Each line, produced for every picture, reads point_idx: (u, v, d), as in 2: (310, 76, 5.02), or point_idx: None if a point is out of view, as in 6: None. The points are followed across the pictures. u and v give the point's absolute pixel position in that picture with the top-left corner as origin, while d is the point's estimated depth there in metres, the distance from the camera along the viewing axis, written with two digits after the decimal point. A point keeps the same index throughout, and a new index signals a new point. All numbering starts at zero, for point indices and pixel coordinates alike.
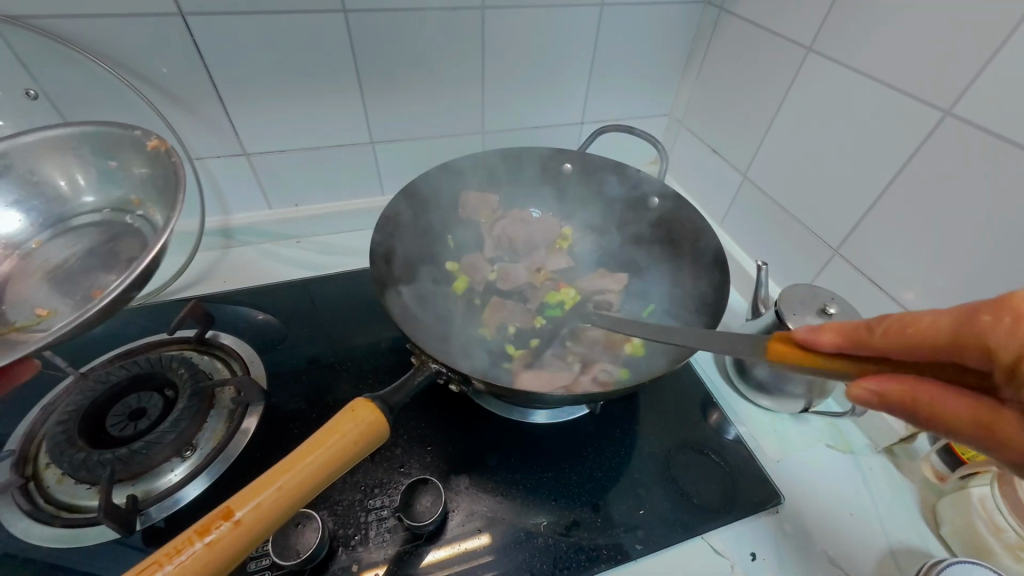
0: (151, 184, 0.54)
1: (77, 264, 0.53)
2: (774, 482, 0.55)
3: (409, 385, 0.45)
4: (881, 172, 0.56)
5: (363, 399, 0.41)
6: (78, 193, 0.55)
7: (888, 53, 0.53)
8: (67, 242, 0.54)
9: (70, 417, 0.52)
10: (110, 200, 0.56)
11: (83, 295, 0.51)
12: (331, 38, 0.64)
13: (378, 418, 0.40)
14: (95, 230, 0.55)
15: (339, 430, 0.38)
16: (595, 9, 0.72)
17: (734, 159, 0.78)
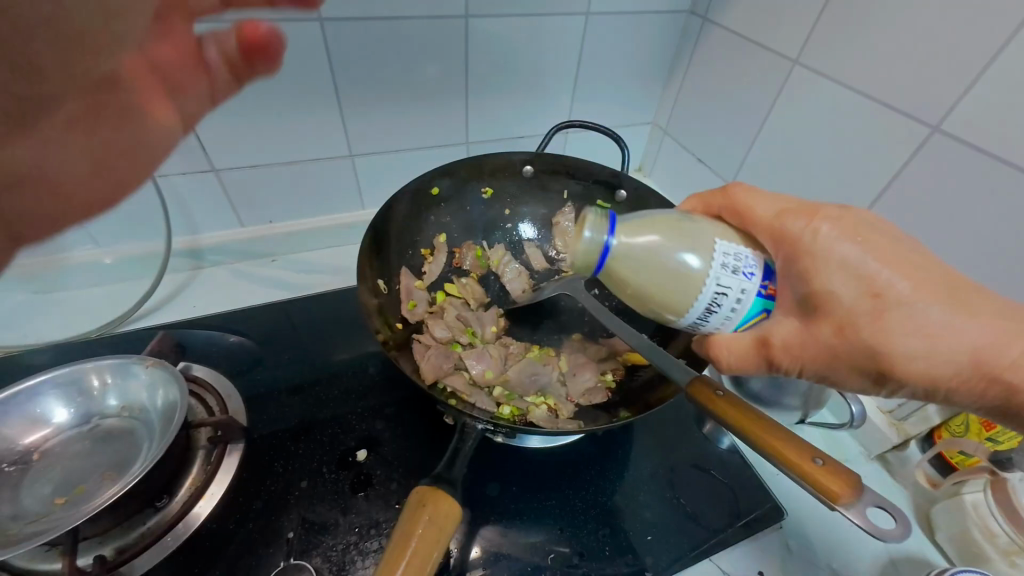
0: (160, 388, 0.52)
1: (70, 465, 0.49)
2: (775, 495, 0.55)
3: (462, 453, 0.43)
4: (869, 185, 0.57)
5: (433, 487, 0.38)
6: (104, 393, 0.53)
7: (874, 67, 0.53)
8: (86, 442, 0.51)
9: None
10: (129, 405, 0.53)
11: (92, 483, 0.48)
12: (306, 47, 0.60)
13: (452, 510, 0.37)
14: (115, 434, 0.51)
15: (418, 527, 0.35)
16: (580, 17, 0.70)
17: (720, 168, 0.78)
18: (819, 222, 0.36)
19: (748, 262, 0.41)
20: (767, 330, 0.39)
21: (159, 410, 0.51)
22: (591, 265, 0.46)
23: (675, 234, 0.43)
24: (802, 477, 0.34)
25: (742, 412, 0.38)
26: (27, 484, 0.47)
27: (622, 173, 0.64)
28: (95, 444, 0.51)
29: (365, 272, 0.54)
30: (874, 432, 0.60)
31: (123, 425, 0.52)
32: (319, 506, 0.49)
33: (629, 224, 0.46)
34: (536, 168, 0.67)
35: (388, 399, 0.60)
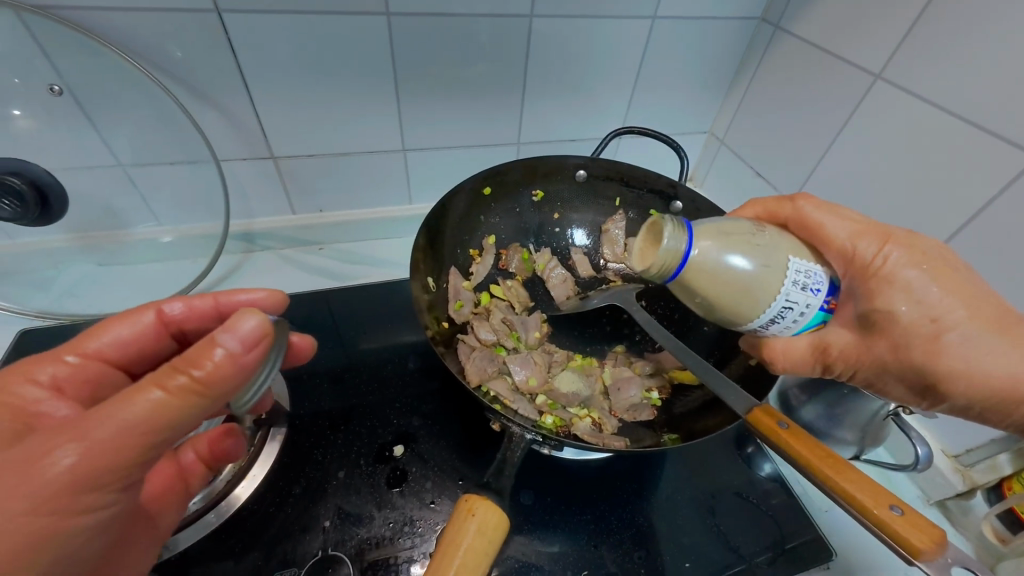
0: None
1: None
2: (824, 535, 0.52)
3: (510, 463, 0.43)
4: (952, 213, 0.52)
5: (483, 497, 0.38)
6: None
7: (968, 86, 0.49)
8: None
9: None
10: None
11: None
12: (373, 42, 0.60)
13: (501, 522, 0.37)
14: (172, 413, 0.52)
15: (466, 534, 0.35)
16: (646, 21, 0.68)
17: (780, 184, 0.75)
18: (891, 248, 0.37)
19: (818, 277, 0.39)
20: (824, 337, 0.39)
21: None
22: (664, 273, 0.41)
23: (749, 244, 0.40)
24: (877, 525, 0.32)
25: (814, 451, 0.35)
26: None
27: (679, 184, 0.62)
28: None
29: (416, 266, 0.54)
30: (934, 476, 0.56)
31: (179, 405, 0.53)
32: (355, 498, 0.50)
33: (707, 228, 0.41)
34: (590, 173, 0.65)
35: (426, 395, 0.60)
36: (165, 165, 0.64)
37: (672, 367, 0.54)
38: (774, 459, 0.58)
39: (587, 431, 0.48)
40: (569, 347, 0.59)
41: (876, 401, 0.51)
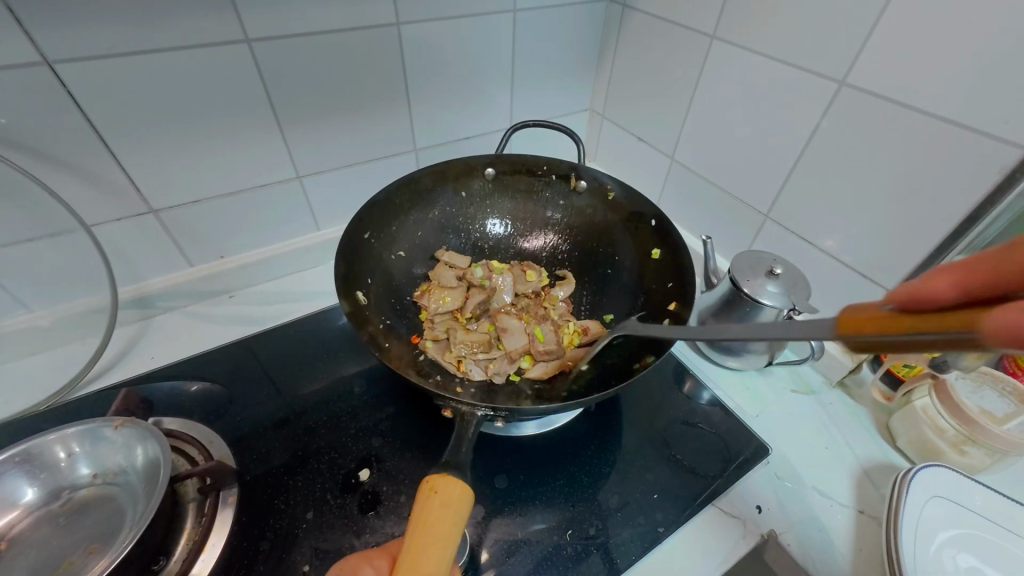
0: (131, 447, 0.49)
1: (48, 548, 0.45)
2: (758, 436, 0.60)
3: (465, 438, 0.42)
4: (794, 140, 0.62)
5: (442, 474, 0.38)
6: (73, 465, 0.49)
7: (782, 34, 0.59)
8: (54, 521, 0.47)
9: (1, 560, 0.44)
10: (107, 473, 0.49)
11: (73, 562, 0.44)
12: (237, 72, 0.58)
13: (464, 493, 0.37)
14: (93, 507, 0.47)
15: (432, 513, 0.36)
16: (509, 15, 0.72)
17: (658, 144, 0.82)
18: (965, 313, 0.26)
19: None
20: None
21: (141, 469, 0.48)
22: None
23: None
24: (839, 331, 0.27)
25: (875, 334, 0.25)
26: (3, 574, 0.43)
27: (579, 165, 0.67)
28: (69, 523, 0.47)
29: (344, 289, 0.53)
30: (831, 363, 0.66)
31: (100, 495, 0.48)
32: (330, 534, 0.48)
33: None
34: (497, 169, 0.70)
35: (382, 414, 0.59)
36: (23, 243, 0.57)
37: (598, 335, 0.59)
38: (708, 385, 0.66)
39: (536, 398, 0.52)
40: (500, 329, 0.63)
41: (770, 310, 0.58)
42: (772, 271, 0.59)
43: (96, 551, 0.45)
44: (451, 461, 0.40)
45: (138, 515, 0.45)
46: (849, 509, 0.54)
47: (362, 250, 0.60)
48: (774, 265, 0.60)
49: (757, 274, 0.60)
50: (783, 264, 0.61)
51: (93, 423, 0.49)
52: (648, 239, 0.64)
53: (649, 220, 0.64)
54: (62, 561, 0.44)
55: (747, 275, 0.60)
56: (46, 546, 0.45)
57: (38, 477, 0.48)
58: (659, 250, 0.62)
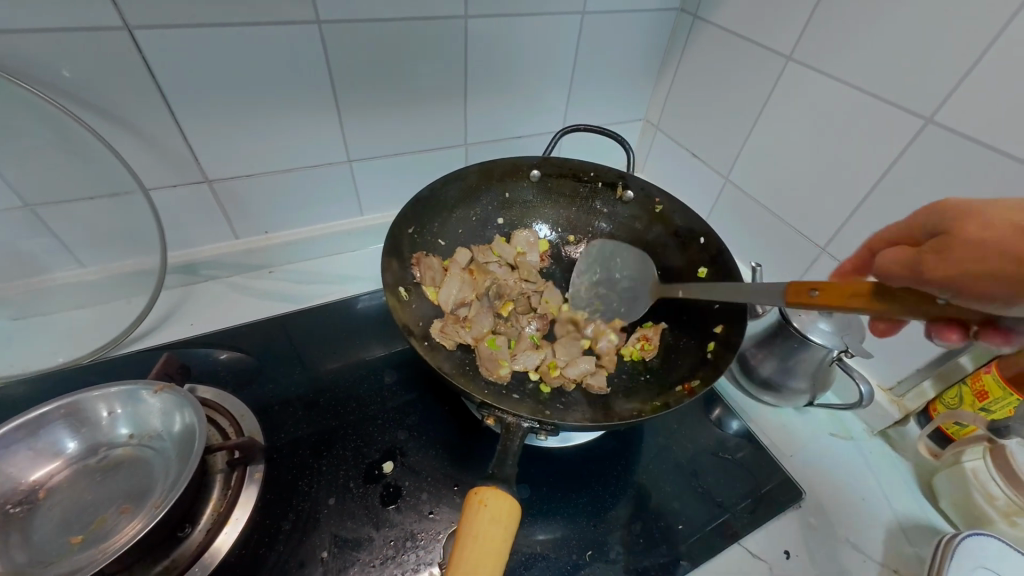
0: (168, 412, 0.50)
1: (81, 500, 0.46)
2: (794, 478, 0.58)
3: (510, 452, 0.42)
4: (864, 174, 0.59)
5: (491, 487, 0.38)
6: (111, 421, 0.50)
7: (865, 62, 0.56)
8: (87, 475, 0.48)
9: (36, 506, 0.46)
10: (144, 435, 0.50)
11: (101, 519, 0.45)
12: (304, 51, 0.58)
13: (514, 508, 0.37)
14: (128, 468, 0.48)
15: (482, 527, 0.35)
16: (578, 16, 0.71)
17: (714, 163, 0.80)
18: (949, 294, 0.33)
19: None
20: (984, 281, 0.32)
21: (177, 436, 0.49)
22: None
23: None
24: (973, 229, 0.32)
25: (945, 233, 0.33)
26: (38, 522, 0.45)
27: (629, 174, 0.66)
28: (101, 479, 0.48)
29: (389, 287, 0.53)
30: (875, 411, 0.63)
31: (135, 456, 0.49)
32: (350, 522, 0.48)
33: None
34: (544, 172, 0.68)
35: (409, 408, 0.59)
36: (83, 201, 0.58)
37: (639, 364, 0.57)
38: (738, 415, 0.64)
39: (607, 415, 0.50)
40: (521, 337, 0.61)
41: (818, 348, 0.56)
42: (827, 307, 0.56)
43: (126, 509, 0.46)
44: (496, 475, 0.39)
45: (172, 481, 0.46)
46: (882, 568, 0.51)
47: (406, 243, 0.60)
48: None
49: (810, 309, 0.57)
50: None
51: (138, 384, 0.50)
52: (696, 259, 0.62)
53: (699, 237, 0.62)
54: (96, 516, 0.45)
55: (798, 308, 0.58)
56: (80, 502, 0.46)
57: (79, 431, 0.49)
58: (706, 269, 0.61)
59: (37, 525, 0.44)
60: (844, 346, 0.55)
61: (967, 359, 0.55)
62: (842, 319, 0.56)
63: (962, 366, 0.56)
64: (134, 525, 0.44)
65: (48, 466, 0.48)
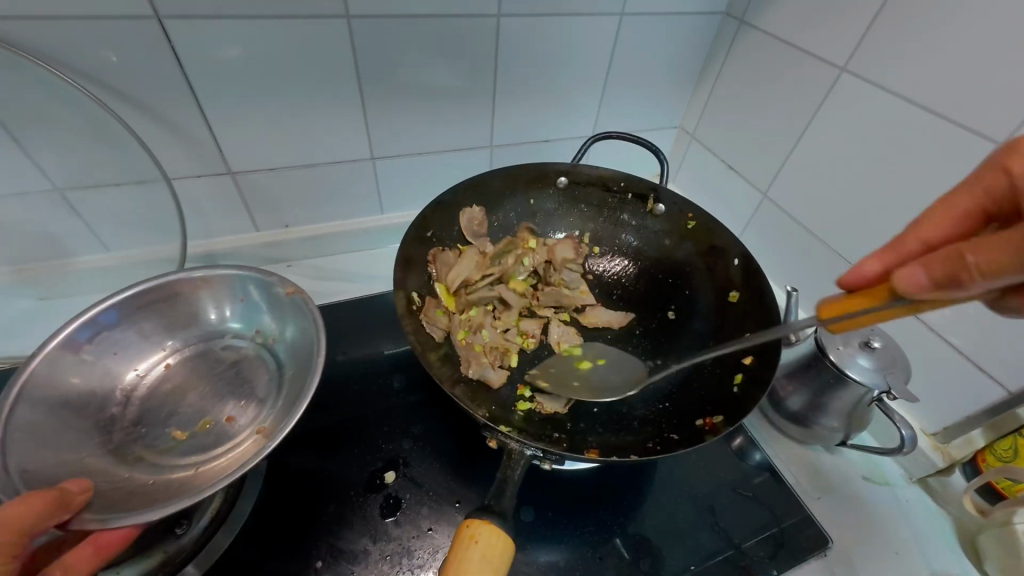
0: (285, 314, 0.55)
1: (217, 382, 0.53)
2: (819, 523, 0.53)
3: (511, 482, 0.41)
4: (920, 199, 0.54)
5: (485, 521, 0.37)
6: (237, 316, 0.57)
7: (930, 77, 0.51)
8: (221, 359, 0.55)
9: (181, 382, 0.53)
10: (266, 333, 0.57)
11: (231, 403, 0.52)
12: (332, 46, 0.57)
13: (506, 545, 0.36)
14: (248, 365, 0.55)
15: (472, 564, 0.34)
16: (615, 18, 0.67)
17: (752, 177, 0.75)
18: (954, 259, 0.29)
19: None
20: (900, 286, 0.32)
21: (292, 342, 0.54)
22: None
23: None
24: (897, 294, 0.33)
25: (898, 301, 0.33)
26: (184, 398, 0.52)
27: (662, 187, 0.63)
28: (236, 365, 0.55)
29: (402, 290, 0.51)
30: (916, 457, 0.58)
31: (258, 352, 0.56)
32: (347, 532, 0.47)
33: None
34: (572, 179, 0.65)
35: (416, 415, 0.57)
36: (108, 186, 0.59)
37: (658, 389, 0.54)
38: (763, 448, 0.60)
39: (620, 444, 0.47)
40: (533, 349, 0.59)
41: (856, 386, 0.52)
42: (869, 343, 0.52)
43: (252, 401, 0.52)
44: (493, 508, 0.38)
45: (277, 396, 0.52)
46: None
47: (424, 246, 0.58)
48: (871, 336, 0.53)
49: (850, 343, 0.52)
50: (882, 336, 0.53)
51: (263, 275, 0.55)
52: (727, 281, 0.59)
53: (733, 258, 0.58)
54: (219, 407, 0.52)
55: (837, 341, 0.53)
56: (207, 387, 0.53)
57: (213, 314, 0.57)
58: (739, 294, 0.57)
59: (172, 397, 0.52)
60: (886, 386, 0.50)
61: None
62: (885, 356, 0.52)
63: (1018, 417, 0.51)
64: (242, 436, 0.49)
65: (187, 342, 0.55)
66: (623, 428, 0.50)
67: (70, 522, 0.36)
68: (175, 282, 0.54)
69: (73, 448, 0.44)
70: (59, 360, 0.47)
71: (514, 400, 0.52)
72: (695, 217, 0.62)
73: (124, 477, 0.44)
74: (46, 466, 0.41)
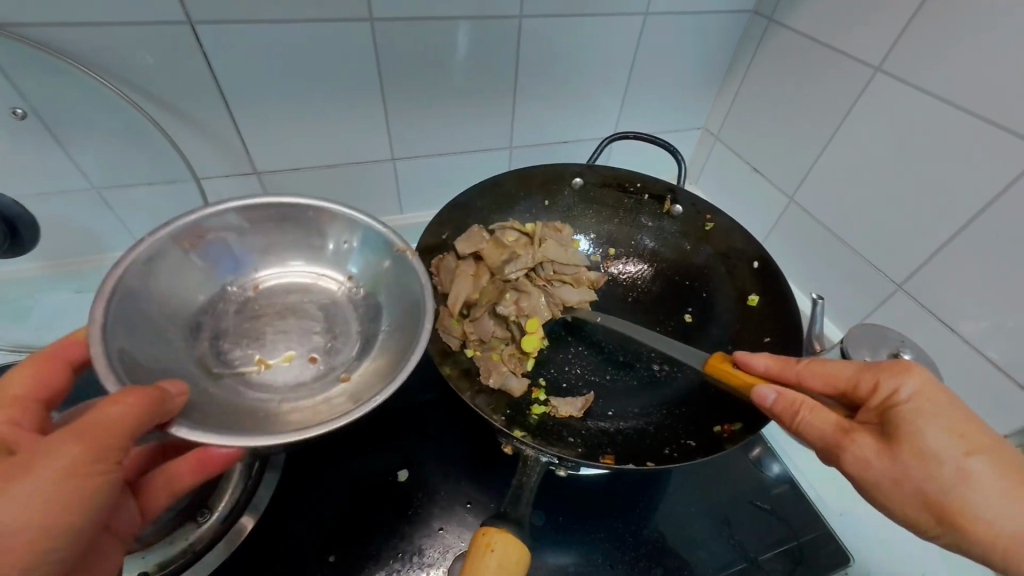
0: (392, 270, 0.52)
1: (297, 324, 0.51)
2: (841, 540, 0.52)
3: (527, 488, 0.41)
4: (957, 207, 0.52)
5: (501, 529, 0.37)
6: (351, 257, 0.54)
7: (971, 78, 0.48)
8: (308, 297, 0.53)
9: (264, 310, 0.51)
10: (367, 278, 0.54)
11: (314, 350, 0.49)
12: (355, 48, 0.58)
13: (522, 554, 0.36)
14: (335, 311, 0.53)
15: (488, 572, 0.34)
16: (639, 18, 0.66)
17: (777, 180, 0.73)
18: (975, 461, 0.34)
19: None
20: (853, 428, 0.37)
21: (394, 294, 0.52)
22: None
23: None
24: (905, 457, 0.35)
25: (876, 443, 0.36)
26: (268, 331, 0.50)
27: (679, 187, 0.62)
28: (325, 309, 0.53)
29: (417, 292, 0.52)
30: None
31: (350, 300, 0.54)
32: (361, 528, 0.48)
33: None
34: (586, 180, 0.65)
35: (430, 414, 0.58)
36: (142, 186, 0.61)
37: (676, 394, 0.53)
38: (783, 460, 0.58)
39: (636, 450, 0.47)
40: (546, 351, 0.58)
41: None
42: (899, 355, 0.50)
43: (337, 349, 0.50)
44: (509, 515, 0.39)
45: (365, 352, 0.49)
46: None
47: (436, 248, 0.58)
48: (901, 349, 0.51)
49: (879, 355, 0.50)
50: (913, 348, 0.51)
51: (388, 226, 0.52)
52: (746, 284, 0.58)
53: (752, 261, 0.57)
54: (292, 342, 0.50)
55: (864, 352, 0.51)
56: (280, 318, 0.51)
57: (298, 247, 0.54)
58: (758, 296, 0.56)
59: (254, 322, 0.50)
60: None
61: None
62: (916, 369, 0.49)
63: None
64: (321, 389, 0.46)
65: (322, 274, 0.54)
66: (642, 434, 0.50)
67: (168, 424, 0.35)
68: (287, 210, 0.51)
69: (156, 344, 0.43)
70: (160, 258, 0.46)
71: (528, 403, 0.51)
72: (715, 220, 0.61)
73: (204, 388, 0.43)
74: (135, 347, 0.41)
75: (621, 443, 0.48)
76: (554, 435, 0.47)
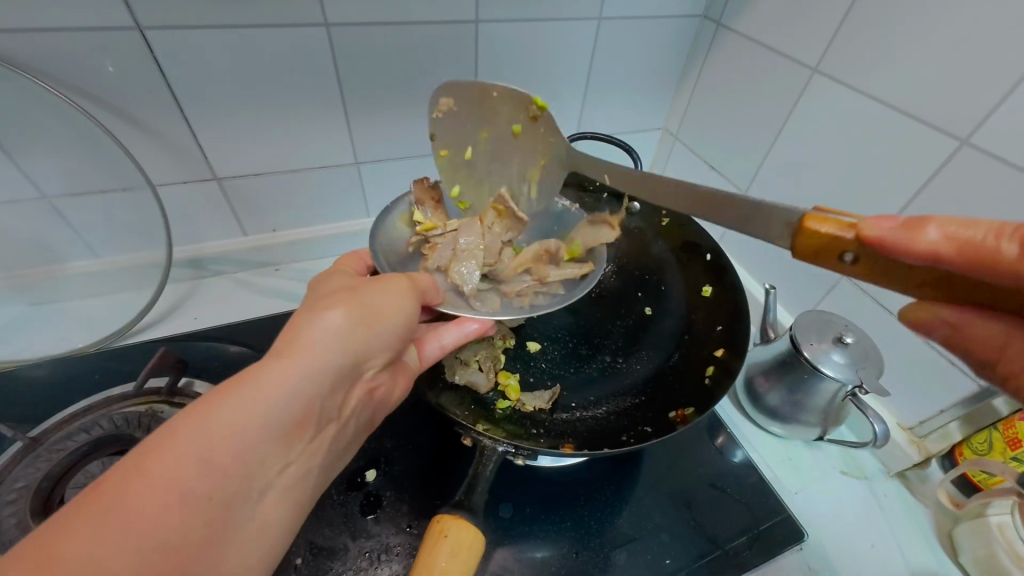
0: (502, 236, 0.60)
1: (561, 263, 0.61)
2: (796, 518, 0.54)
3: (482, 478, 0.42)
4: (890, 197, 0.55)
5: (455, 516, 0.38)
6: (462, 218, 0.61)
7: (896, 76, 0.52)
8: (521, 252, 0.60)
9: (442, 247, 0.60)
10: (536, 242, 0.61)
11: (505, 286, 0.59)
12: (312, 54, 0.58)
13: (476, 538, 0.37)
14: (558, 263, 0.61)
15: (441, 558, 0.35)
16: (593, 22, 0.69)
17: (732, 176, 0.76)
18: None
19: None
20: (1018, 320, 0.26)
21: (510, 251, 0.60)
22: None
23: None
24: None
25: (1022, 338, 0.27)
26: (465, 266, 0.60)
27: None
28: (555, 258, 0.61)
29: None
30: (892, 449, 0.59)
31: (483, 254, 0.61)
32: (328, 530, 0.48)
33: None
34: None
35: (398, 414, 0.58)
36: (97, 194, 0.60)
37: (637, 384, 0.55)
38: (743, 445, 0.60)
39: (596, 437, 0.48)
40: (513, 348, 0.59)
41: (830, 382, 0.52)
42: (842, 338, 0.53)
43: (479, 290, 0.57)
44: (463, 504, 0.40)
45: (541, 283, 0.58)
46: None
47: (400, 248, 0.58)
48: (843, 332, 0.53)
49: (823, 339, 0.53)
50: (855, 332, 0.54)
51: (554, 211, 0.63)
52: (701, 276, 0.61)
53: (705, 253, 0.60)
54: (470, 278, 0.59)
55: (811, 337, 0.54)
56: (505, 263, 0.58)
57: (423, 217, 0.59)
58: (711, 287, 0.59)
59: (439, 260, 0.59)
60: (859, 381, 0.50)
61: (1001, 403, 0.50)
62: (858, 351, 0.52)
63: (995, 409, 0.50)
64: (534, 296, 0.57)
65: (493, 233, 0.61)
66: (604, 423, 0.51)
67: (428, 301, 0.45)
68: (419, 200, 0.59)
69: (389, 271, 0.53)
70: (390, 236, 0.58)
71: (492, 399, 0.52)
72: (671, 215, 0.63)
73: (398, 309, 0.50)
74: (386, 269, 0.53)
75: (582, 432, 0.49)
76: (517, 427, 0.48)
